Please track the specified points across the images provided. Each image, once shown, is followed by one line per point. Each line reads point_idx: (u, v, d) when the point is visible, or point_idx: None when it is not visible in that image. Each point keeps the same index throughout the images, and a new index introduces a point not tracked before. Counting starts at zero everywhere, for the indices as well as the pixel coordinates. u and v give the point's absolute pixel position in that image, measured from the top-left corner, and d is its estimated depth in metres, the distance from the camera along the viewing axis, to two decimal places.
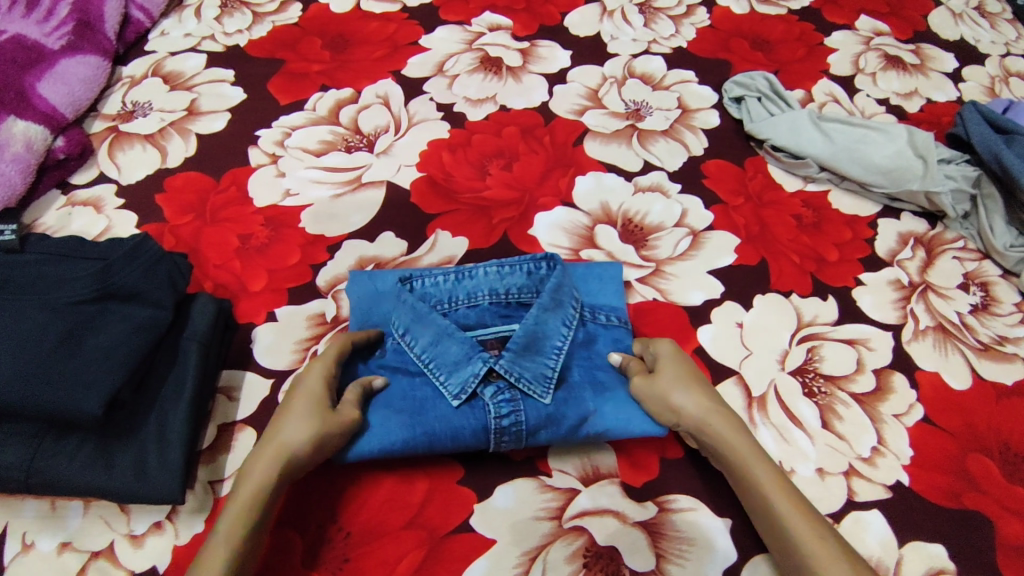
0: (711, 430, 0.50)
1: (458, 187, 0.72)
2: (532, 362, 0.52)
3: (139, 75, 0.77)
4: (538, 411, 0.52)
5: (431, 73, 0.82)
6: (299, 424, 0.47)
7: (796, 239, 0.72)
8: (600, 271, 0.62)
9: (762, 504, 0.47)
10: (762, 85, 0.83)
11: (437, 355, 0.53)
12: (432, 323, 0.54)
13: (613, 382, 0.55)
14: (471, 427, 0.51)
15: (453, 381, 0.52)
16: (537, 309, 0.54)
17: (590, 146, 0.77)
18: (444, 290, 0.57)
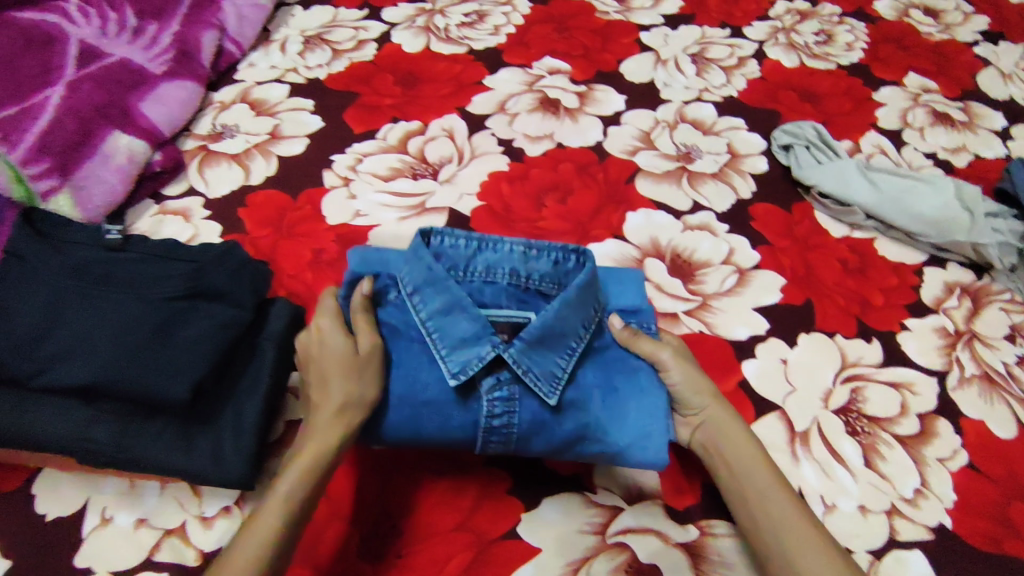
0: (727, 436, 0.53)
1: (515, 217, 0.76)
2: (542, 359, 0.52)
3: (228, 100, 0.84)
4: (536, 412, 0.52)
5: (494, 111, 0.88)
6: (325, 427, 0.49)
7: (841, 282, 0.74)
8: (624, 277, 0.62)
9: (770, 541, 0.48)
10: (811, 135, 0.86)
11: (445, 326, 0.53)
12: (452, 289, 0.53)
13: (626, 393, 0.54)
14: (462, 417, 0.52)
15: (455, 358, 0.52)
16: (561, 301, 0.53)
17: (642, 185, 0.81)
18: (463, 256, 0.57)
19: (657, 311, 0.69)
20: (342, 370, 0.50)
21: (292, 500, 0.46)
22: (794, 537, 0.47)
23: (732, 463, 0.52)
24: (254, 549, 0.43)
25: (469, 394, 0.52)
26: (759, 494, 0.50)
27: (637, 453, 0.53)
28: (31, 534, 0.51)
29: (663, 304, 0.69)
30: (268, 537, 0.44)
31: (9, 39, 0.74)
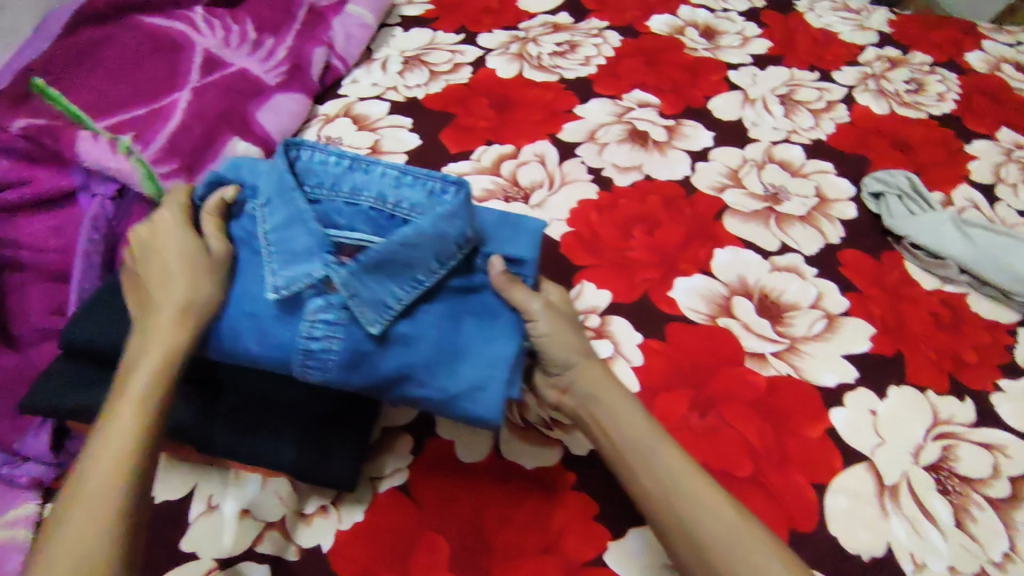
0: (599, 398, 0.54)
1: (604, 244, 0.77)
2: (376, 285, 0.51)
3: (332, 114, 0.88)
4: (361, 343, 0.51)
5: (584, 139, 0.90)
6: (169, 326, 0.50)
7: (932, 336, 0.73)
8: (515, 221, 0.58)
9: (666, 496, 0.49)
10: (903, 184, 0.85)
11: (283, 239, 0.52)
12: (298, 209, 0.53)
13: (470, 338, 0.53)
14: (284, 336, 0.51)
15: (284, 273, 0.51)
16: (408, 230, 0.52)
17: (730, 222, 0.81)
18: (331, 172, 0.55)
19: (744, 350, 0.69)
20: (184, 271, 0.52)
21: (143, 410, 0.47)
22: (680, 479, 0.49)
23: (607, 418, 0.53)
24: (114, 458, 0.45)
25: (296, 314, 0.52)
26: (634, 443, 0.51)
27: (466, 401, 0.51)
28: None
29: (751, 344, 0.69)
30: (125, 451, 0.45)
31: (138, 45, 0.81)
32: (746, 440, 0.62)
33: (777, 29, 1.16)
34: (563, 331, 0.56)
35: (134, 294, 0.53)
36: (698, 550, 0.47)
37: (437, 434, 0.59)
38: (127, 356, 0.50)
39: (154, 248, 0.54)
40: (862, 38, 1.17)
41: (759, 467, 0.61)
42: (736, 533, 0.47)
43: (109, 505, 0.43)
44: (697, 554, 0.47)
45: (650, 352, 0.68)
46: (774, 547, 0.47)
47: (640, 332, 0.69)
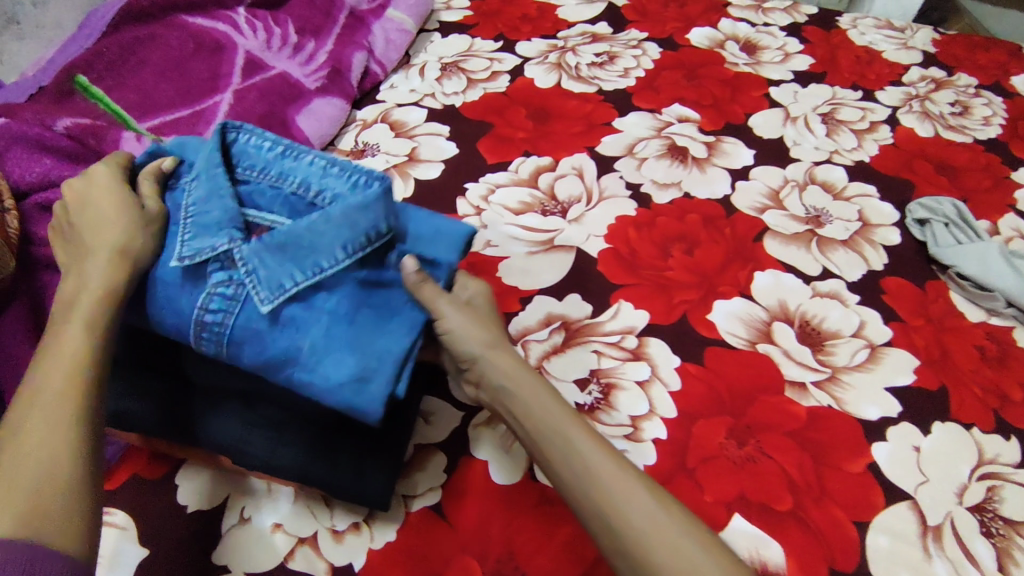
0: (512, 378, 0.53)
1: (642, 263, 0.76)
2: (276, 264, 0.48)
3: (370, 119, 0.88)
4: (248, 321, 0.47)
5: (623, 153, 0.88)
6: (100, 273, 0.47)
7: (978, 371, 0.71)
8: (442, 218, 0.54)
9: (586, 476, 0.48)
10: (950, 212, 0.83)
11: (199, 212, 0.51)
12: (217, 180, 0.51)
13: (365, 326, 0.48)
14: (181, 305, 0.48)
15: (191, 243, 0.49)
16: (317, 215, 0.49)
17: (770, 244, 0.80)
18: (261, 154, 0.53)
19: (785, 378, 0.67)
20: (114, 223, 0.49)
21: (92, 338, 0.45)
22: (593, 462, 0.48)
23: (523, 410, 0.52)
24: (62, 382, 0.42)
25: (193, 286, 0.49)
26: (553, 431, 0.50)
27: (345, 394, 0.46)
28: (174, 525, 0.54)
29: (792, 372, 0.68)
30: (69, 372, 0.43)
31: (181, 44, 0.80)
32: (785, 472, 0.61)
33: (819, 46, 1.14)
34: (476, 319, 0.55)
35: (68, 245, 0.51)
36: (610, 534, 0.46)
37: (471, 453, 0.58)
38: (60, 301, 0.47)
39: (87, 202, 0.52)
40: (906, 57, 1.15)
41: (799, 501, 0.59)
42: (655, 519, 0.45)
43: (65, 417, 0.41)
44: (612, 538, 0.46)
45: (688, 377, 0.66)
46: (694, 534, 0.45)
47: (678, 356, 0.68)
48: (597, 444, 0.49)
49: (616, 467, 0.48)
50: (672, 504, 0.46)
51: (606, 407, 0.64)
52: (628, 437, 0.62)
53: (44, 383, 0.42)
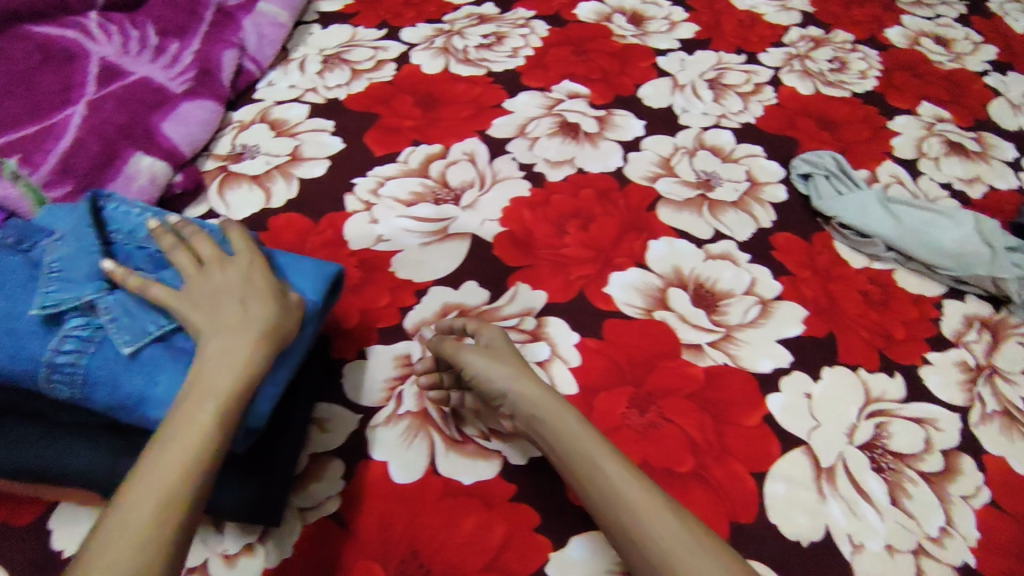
0: (535, 408, 0.53)
1: (538, 243, 0.75)
2: (143, 310, 0.50)
3: (247, 120, 0.84)
4: (104, 362, 0.48)
5: (514, 134, 0.88)
6: (226, 361, 0.46)
7: (864, 315, 0.74)
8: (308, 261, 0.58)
9: (620, 506, 0.48)
10: (830, 164, 0.86)
11: (66, 267, 0.52)
12: (84, 234, 0.53)
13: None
14: (27, 348, 0.48)
15: (54, 295, 0.50)
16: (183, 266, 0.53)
17: (663, 213, 0.81)
18: (131, 222, 0.56)
19: (682, 342, 0.68)
20: (272, 308, 0.50)
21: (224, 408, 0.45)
22: (619, 481, 0.48)
23: (549, 436, 0.52)
24: (185, 461, 0.42)
25: (48, 333, 0.49)
26: (577, 453, 0.50)
27: None
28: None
29: (689, 335, 0.69)
30: (199, 444, 0.43)
31: (27, 56, 0.75)
32: (686, 434, 0.62)
33: (703, 13, 1.16)
34: (493, 352, 0.58)
35: (207, 305, 0.49)
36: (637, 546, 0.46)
37: (370, 456, 0.57)
38: (203, 360, 0.47)
39: (233, 271, 0.52)
40: (786, 18, 1.18)
41: (700, 461, 0.61)
42: (681, 541, 0.45)
43: (178, 503, 0.41)
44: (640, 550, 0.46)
45: (588, 352, 0.67)
46: (713, 550, 0.45)
47: (577, 333, 0.68)
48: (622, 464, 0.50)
49: (638, 485, 0.48)
50: (692, 519, 0.47)
51: None
52: None
53: (167, 458, 0.42)
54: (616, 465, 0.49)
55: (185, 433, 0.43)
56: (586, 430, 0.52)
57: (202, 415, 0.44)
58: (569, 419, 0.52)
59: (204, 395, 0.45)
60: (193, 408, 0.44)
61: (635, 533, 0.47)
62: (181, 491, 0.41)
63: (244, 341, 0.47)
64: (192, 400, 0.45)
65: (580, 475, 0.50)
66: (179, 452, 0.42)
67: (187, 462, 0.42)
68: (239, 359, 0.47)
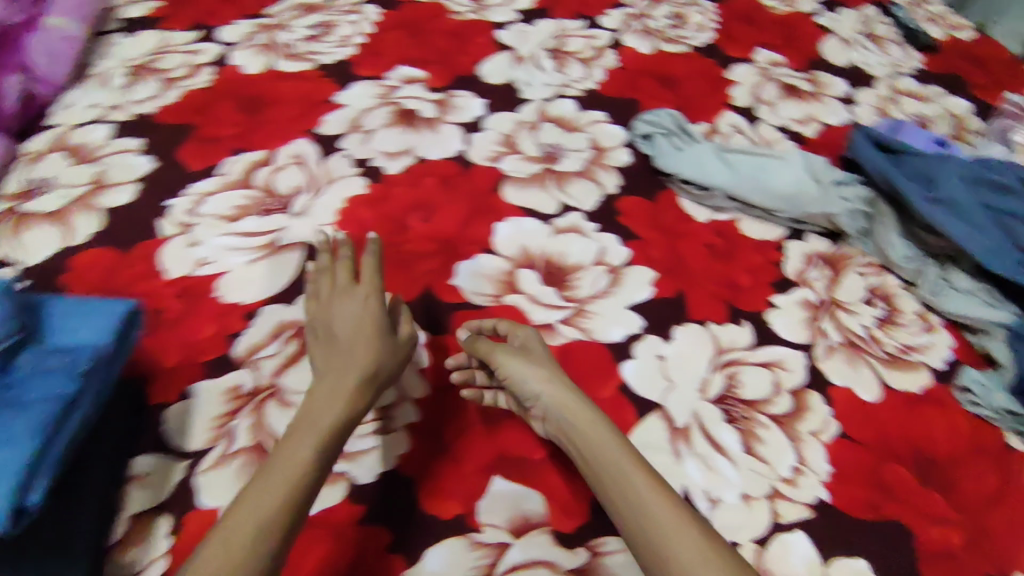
0: (571, 412, 0.55)
1: (378, 242, 0.72)
2: None
3: (41, 150, 0.76)
4: None
5: (347, 129, 0.83)
6: (330, 406, 0.53)
7: (710, 269, 0.75)
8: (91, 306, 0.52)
9: (643, 519, 0.49)
10: (669, 122, 0.87)
11: None
12: None
13: None
14: None
15: None
16: None
17: (509, 192, 0.79)
18: None
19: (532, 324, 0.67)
20: (372, 340, 0.58)
21: (325, 441, 0.50)
22: (649, 501, 0.49)
23: (577, 441, 0.54)
24: (289, 486, 0.47)
25: None
26: (604, 467, 0.52)
27: None
28: None
29: (539, 316, 0.68)
30: (303, 471, 0.48)
31: None
32: None
33: None
34: (523, 355, 0.60)
35: (330, 345, 0.59)
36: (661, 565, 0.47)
37: (200, 506, 0.54)
38: (315, 390, 0.54)
39: (334, 312, 0.61)
40: None
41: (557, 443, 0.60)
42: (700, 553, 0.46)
43: (277, 524, 0.45)
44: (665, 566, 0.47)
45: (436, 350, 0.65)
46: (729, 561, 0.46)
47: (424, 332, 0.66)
48: (654, 484, 0.50)
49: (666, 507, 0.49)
50: (719, 541, 0.47)
51: None
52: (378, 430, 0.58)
53: (272, 479, 0.47)
54: (642, 479, 0.51)
55: (293, 456, 0.48)
56: (617, 442, 0.53)
57: (303, 444, 0.49)
58: (600, 432, 0.54)
59: (309, 430, 0.50)
60: (290, 446, 0.49)
61: (658, 541, 0.47)
62: (283, 517, 0.45)
63: (352, 376, 0.55)
64: (298, 427, 0.51)
65: (612, 485, 0.51)
66: (286, 474, 0.47)
67: (286, 486, 0.46)
68: (346, 388, 0.54)
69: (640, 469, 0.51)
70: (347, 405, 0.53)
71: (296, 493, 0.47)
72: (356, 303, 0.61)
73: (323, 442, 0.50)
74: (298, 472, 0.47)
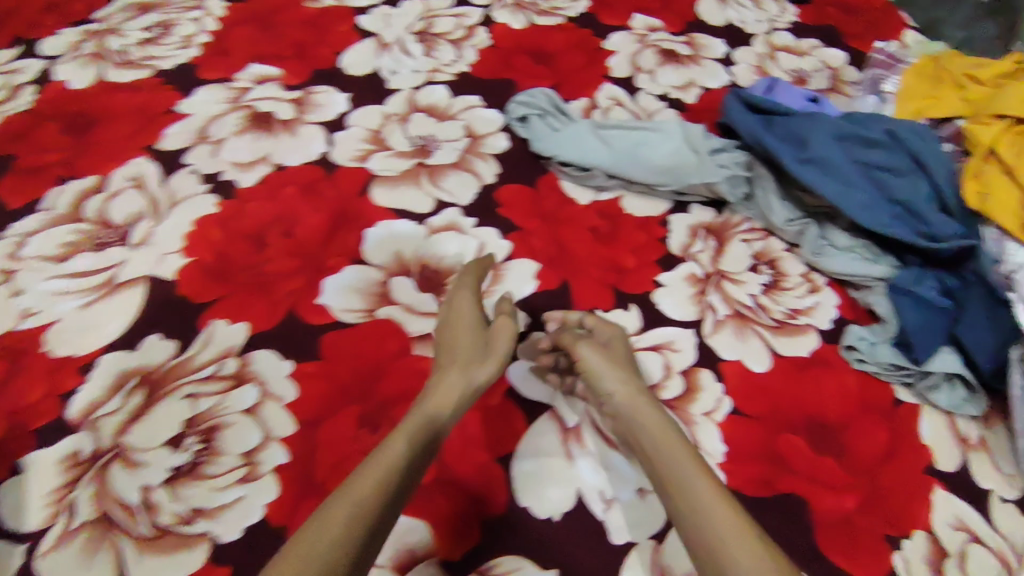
0: (641, 412, 0.54)
1: (234, 267, 0.65)
2: None
3: None
4: None
5: (193, 141, 0.76)
6: (440, 400, 0.53)
7: (594, 253, 0.72)
8: None
9: (701, 524, 0.46)
10: (543, 102, 0.83)
11: None
12: None
13: None
14: None
15: None
16: None
17: (377, 194, 0.74)
18: None
19: (411, 336, 0.63)
20: (468, 349, 0.57)
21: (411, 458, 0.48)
22: (708, 501, 0.47)
23: (645, 440, 0.53)
24: (368, 498, 0.44)
25: None
26: (671, 467, 0.50)
27: None
28: None
29: (417, 326, 0.64)
30: (389, 483, 0.46)
31: None
32: None
33: None
34: (609, 350, 0.60)
35: (448, 350, 0.59)
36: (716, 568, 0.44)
37: None
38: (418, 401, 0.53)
39: (454, 317, 0.61)
40: None
41: (442, 462, 0.57)
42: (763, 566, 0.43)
43: (354, 533, 0.42)
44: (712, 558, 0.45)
45: (304, 378, 0.59)
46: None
47: (290, 360, 0.60)
48: (714, 485, 0.48)
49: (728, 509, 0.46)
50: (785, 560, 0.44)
51: (211, 456, 0.55)
52: (243, 478, 0.54)
53: (357, 487, 0.45)
54: (713, 495, 0.47)
55: (381, 464, 0.47)
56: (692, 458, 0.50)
57: (395, 452, 0.48)
58: (667, 441, 0.52)
59: (401, 441, 0.49)
60: (380, 447, 0.48)
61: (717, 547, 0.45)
62: (359, 528, 0.43)
63: (448, 381, 0.54)
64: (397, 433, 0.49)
65: (677, 491, 0.49)
66: (373, 481, 0.45)
67: (381, 478, 0.45)
68: (435, 396, 0.53)
69: (707, 483, 0.48)
70: (445, 411, 0.52)
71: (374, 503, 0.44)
72: (473, 300, 0.63)
73: (413, 453, 0.48)
74: (393, 469, 0.46)
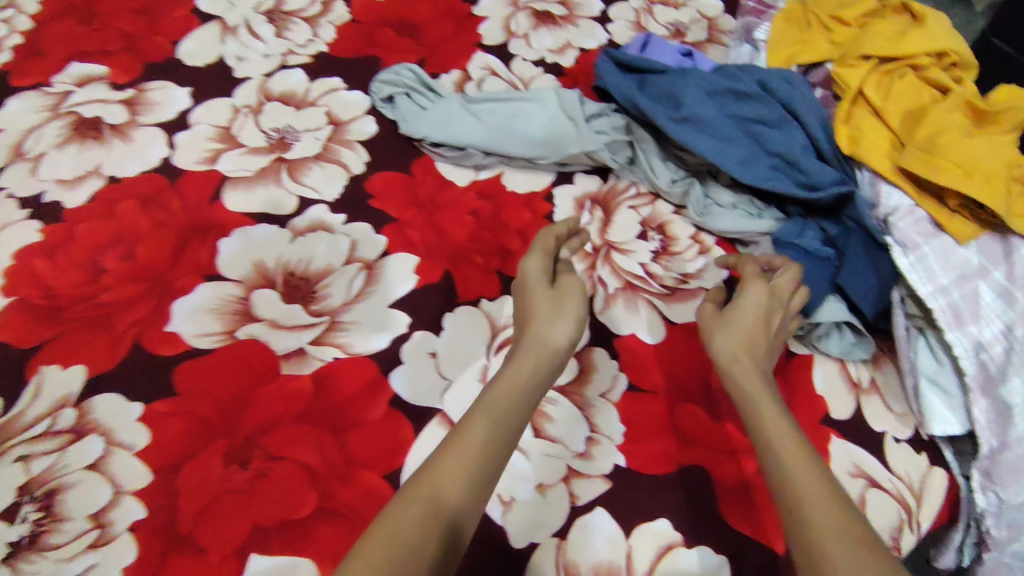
0: (734, 371, 0.53)
1: (66, 302, 0.58)
2: None
3: None
4: None
5: (7, 160, 0.67)
6: (523, 366, 0.50)
7: (476, 238, 0.68)
8: None
9: (792, 499, 0.43)
10: (409, 79, 0.76)
11: None
12: None
13: None
14: None
15: None
16: None
17: (231, 199, 0.66)
18: None
19: (279, 355, 0.57)
20: (549, 312, 0.54)
21: (492, 447, 0.44)
22: (795, 465, 0.44)
23: (740, 394, 0.52)
24: (443, 486, 0.41)
25: None
26: (767, 435, 0.47)
27: None
28: None
29: (284, 343, 0.58)
30: (466, 469, 0.42)
31: None
32: (303, 466, 0.52)
33: None
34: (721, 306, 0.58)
35: (522, 316, 0.55)
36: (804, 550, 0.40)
37: None
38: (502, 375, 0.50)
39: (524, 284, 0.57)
40: None
41: (324, 491, 0.51)
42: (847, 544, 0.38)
43: (420, 514, 0.39)
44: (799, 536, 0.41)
45: (158, 419, 0.53)
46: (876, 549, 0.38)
47: (138, 404, 0.54)
48: (799, 445, 0.46)
49: (819, 476, 0.44)
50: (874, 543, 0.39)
51: (52, 524, 0.48)
52: (91, 544, 0.48)
53: (436, 469, 0.42)
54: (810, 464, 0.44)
55: (462, 447, 0.43)
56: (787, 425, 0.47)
57: (475, 431, 0.44)
58: (770, 414, 0.48)
59: (486, 419, 0.45)
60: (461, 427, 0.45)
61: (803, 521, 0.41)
62: (427, 517, 0.39)
63: (524, 349, 0.52)
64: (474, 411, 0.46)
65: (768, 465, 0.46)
66: (454, 464, 0.42)
67: (461, 462, 0.43)
68: (518, 366, 0.50)
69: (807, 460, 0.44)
70: (526, 386, 0.49)
71: (447, 495, 0.41)
72: (541, 263, 0.57)
73: (491, 441, 0.44)
74: (474, 453, 0.43)
